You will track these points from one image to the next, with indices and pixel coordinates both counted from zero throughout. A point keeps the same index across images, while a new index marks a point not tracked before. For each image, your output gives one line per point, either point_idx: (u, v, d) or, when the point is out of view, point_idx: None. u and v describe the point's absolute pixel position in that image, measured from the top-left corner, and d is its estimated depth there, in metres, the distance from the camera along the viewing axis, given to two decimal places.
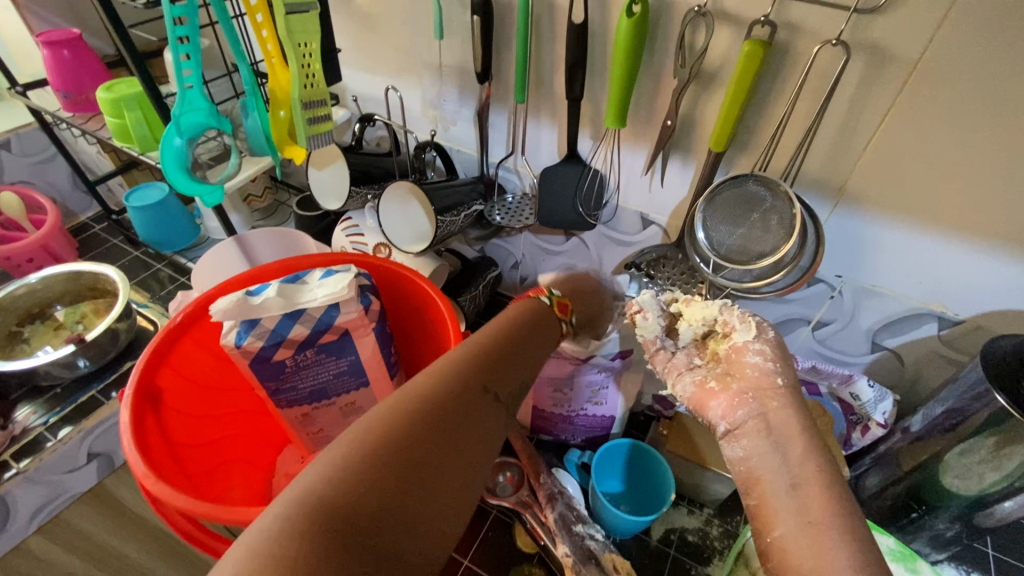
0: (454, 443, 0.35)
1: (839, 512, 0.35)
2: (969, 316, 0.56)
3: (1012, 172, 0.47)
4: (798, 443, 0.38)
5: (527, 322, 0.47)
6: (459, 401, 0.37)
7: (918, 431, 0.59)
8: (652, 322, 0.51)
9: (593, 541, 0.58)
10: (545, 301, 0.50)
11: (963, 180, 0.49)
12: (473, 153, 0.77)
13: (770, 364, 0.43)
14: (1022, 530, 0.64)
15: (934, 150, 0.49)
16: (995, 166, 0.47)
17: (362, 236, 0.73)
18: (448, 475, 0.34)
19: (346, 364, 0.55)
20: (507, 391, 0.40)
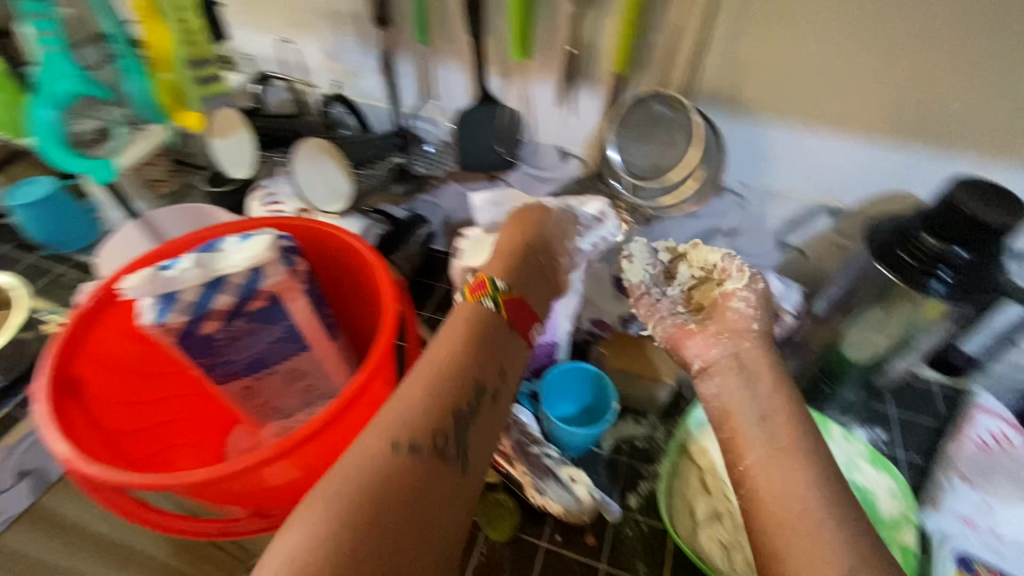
0: (396, 508, 0.36)
1: (801, 435, 0.44)
2: (856, 206, 0.63)
3: (872, 60, 0.52)
4: (767, 377, 0.48)
5: (452, 336, 0.45)
6: (371, 472, 0.36)
7: (822, 312, 0.66)
8: (640, 268, 0.60)
9: (550, 458, 0.61)
10: (487, 305, 0.48)
11: (834, 74, 0.54)
12: (383, 104, 0.74)
13: (751, 310, 0.52)
14: (912, 390, 0.74)
15: (809, 48, 0.53)
16: (857, 57, 0.53)
17: (280, 204, 0.70)
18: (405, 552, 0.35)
19: (281, 330, 0.55)
20: (446, 423, 0.40)
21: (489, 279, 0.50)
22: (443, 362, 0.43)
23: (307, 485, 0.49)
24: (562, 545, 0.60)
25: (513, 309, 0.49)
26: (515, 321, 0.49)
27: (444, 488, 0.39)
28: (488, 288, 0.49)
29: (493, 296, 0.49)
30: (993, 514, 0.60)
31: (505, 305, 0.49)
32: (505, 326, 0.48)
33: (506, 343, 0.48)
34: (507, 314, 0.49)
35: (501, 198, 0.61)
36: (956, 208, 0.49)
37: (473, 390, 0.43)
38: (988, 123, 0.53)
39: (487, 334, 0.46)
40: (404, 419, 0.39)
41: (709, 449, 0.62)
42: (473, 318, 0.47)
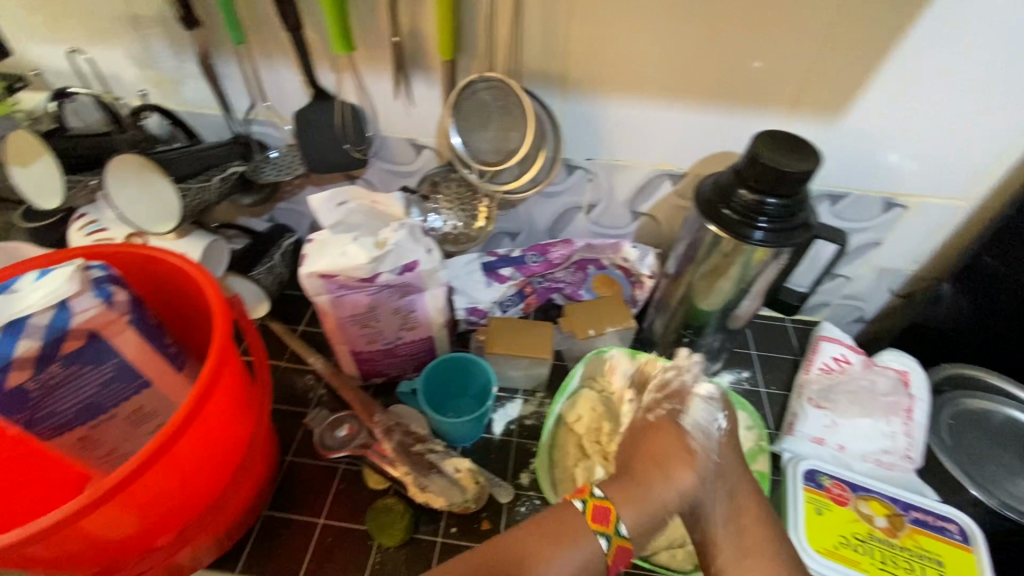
0: None
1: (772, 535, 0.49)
2: (690, 167, 0.68)
3: (669, 28, 0.57)
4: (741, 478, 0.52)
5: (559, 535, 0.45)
6: None
7: (675, 270, 0.71)
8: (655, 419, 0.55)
9: (432, 453, 0.62)
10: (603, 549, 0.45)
11: (640, 44, 0.58)
12: (219, 113, 0.70)
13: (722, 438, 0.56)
14: (764, 328, 0.83)
15: (615, 20, 0.56)
16: (658, 26, 0.56)
17: (107, 233, 0.64)
18: None
19: (111, 369, 0.51)
20: None
21: (614, 514, 0.47)
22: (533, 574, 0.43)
23: (157, 528, 0.46)
24: (458, 537, 0.60)
25: (620, 557, 0.46)
26: (612, 567, 0.46)
27: None
28: (609, 526, 0.46)
29: (609, 538, 0.46)
30: (837, 432, 0.67)
31: (614, 550, 0.46)
32: (602, 568, 0.45)
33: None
34: (613, 559, 0.46)
35: (344, 196, 0.58)
36: (756, 160, 0.54)
37: None
38: (776, 78, 0.59)
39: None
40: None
41: (583, 414, 0.65)
42: (580, 549, 0.45)
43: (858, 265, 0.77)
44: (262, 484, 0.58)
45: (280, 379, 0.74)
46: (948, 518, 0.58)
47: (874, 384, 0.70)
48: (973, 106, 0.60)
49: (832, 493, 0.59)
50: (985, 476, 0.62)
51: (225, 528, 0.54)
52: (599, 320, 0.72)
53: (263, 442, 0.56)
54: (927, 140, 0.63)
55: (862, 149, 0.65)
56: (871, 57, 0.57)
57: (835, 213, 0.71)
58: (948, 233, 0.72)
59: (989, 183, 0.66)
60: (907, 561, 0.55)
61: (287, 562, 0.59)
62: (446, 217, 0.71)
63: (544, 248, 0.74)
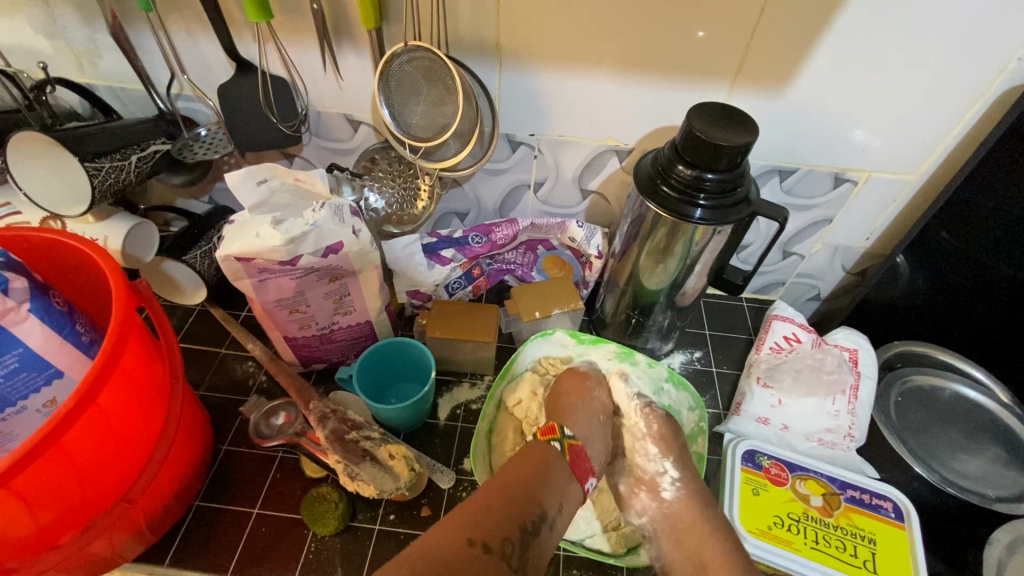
0: (477, 520, 0.42)
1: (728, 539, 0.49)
2: (636, 143, 0.66)
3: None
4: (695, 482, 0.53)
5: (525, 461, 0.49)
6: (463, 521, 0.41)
7: (621, 248, 0.69)
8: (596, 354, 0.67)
9: (367, 441, 0.60)
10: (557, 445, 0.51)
11: (574, 12, 0.55)
12: (141, 88, 0.66)
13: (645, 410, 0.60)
14: (717, 307, 0.82)
15: None
16: None
17: (21, 216, 0.62)
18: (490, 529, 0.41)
19: (13, 361, 0.47)
20: (513, 512, 0.43)
21: (558, 425, 0.53)
22: (524, 480, 0.46)
23: (53, 524, 0.44)
24: (396, 524, 0.59)
25: (575, 455, 0.52)
26: (576, 469, 0.51)
27: (497, 529, 0.42)
28: (557, 432, 0.52)
29: (560, 440, 0.51)
30: (782, 411, 0.66)
31: (569, 450, 0.51)
32: (565, 467, 0.50)
33: (568, 482, 0.49)
34: (570, 457, 0.51)
35: (259, 173, 0.53)
36: (690, 135, 0.52)
37: (538, 511, 0.45)
38: (718, 48, 0.57)
39: (556, 472, 0.49)
40: (484, 520, 0.42)
41: (523, 398, 0.64)
42: (543, 455, 0.50)
43: (810, 243, 0.76)
44: (183, 477, 0.56)
45: (219, 367, 0.71)
46: (884, 495, 0.59)
47: (821, 362, 0.68)
48: (921, 76, 0.58)
49: (770, 473, 0.59)
50: (929, 452, 0.62)
51: (139, 523, 0.52)
52: (545, 302, 0.70)
53: (178, 432, 0.54)
54: (873, 114, 0.61)
55: (810, 123, 0.63)
56: (812, 25, 0.55)
57: (784, 190, 0.69)
58: (898, 210, 0.70)
59: (938, 157, 0.64)
60: (839, 540, 0.55)
61: (217, 556, 0.57)
62: (388, 195, 0.71)
63: (487, 228, 0.73)
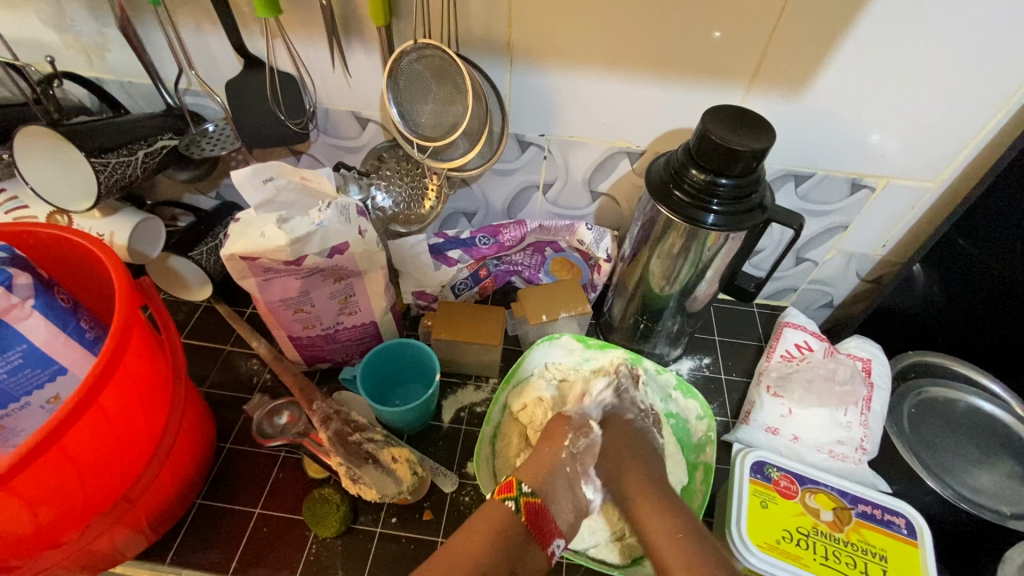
0: None
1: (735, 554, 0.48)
2: (648, 145, 0.65)
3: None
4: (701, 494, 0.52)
5: (478, 531, 0.47)
6: None
7: (630, 252, 0.68)
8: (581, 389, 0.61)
9: (370, 443, 0.60)
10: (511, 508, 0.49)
11: (587, 11, 0.54)
12: (150, 82, 0.66)
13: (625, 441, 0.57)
14: (727, 313, 0.81)
15: None
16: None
17: (27, 209, 0.62)
18: None
19: (17, 356, 0.47)
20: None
21: (516, 480, 0.51)
22: (474, 551, 0.46)
23: (54, 523, 0.44)
24: (398, 527, 0.58)
25: (534, 515, 0.49)
26: (534, 531, 0.49)
27: None
28: (513, 490, 0.50)
29: (515, 499, 0.49)
30: (793, 421, 0.65)
31: (525, 509, 0.49)
32: (520, 530, 0.48)
33: (526, 548, 0.48)
34: (526, 518, 0.49)
35: (266, 171, 0.52)
36: (706, 138, 0.50)
37: None
38: (735, 48, 0.55)
39: (512, 540, 0.47)
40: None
41: (528, 403, 0.63)
42: (500, 520, 0.48)
43: (824, 249, 0.74)
44: (185, 476, 0.56)
45: (225, 363, 0.71)
46: (896, 511, 0.57)
47: (833, 371, 0.66)
48: (945, 80, 0.56)
49: (779, 486, 0.58)
50: (940, 465, 0.61)
51: (141, 522, 0.52)
52: (553, 305, 0.69)
53: (181, 430, 0.54)
54: (893, 118, 0.59)
55: (827, 127, 0.61)
56: (833, 27, 0.53)
57: (799, 195, 0.68)
58: (917, 217, 0.69)
59: (961, 163, 0.62)
60: (849, 556, 0.54)
61: (219, 556, 0.56)
62: (395, 194, 0.70)
63: (495, 229, 0.72)
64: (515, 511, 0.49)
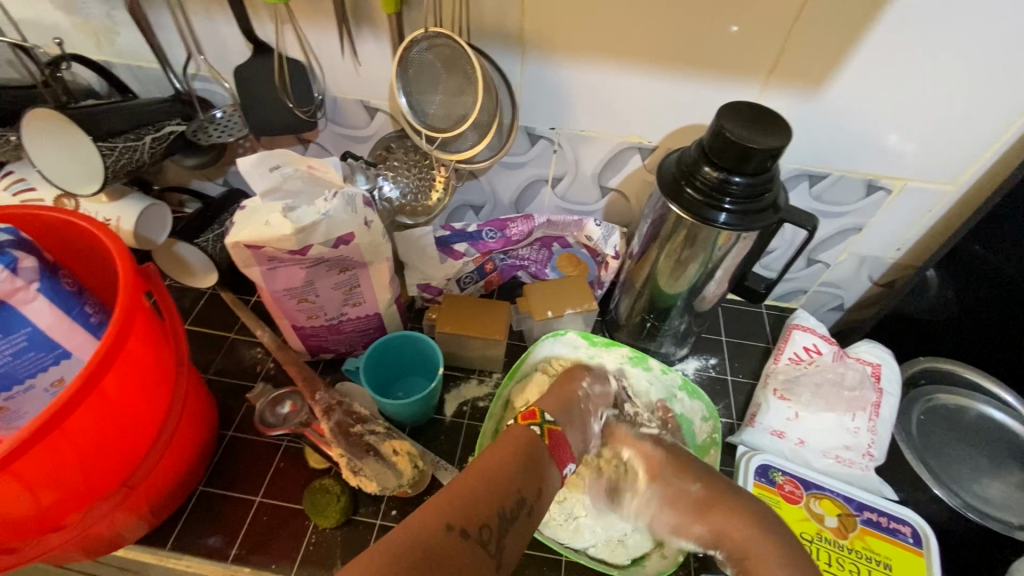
0: (461, 506, 0.41)
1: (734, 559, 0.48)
2: (660, 141, 0.64)
3: None
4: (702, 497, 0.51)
5: (508, 447, 0.46)
6: (448, 501, 0.41)
7: (639, 250, 0.67)
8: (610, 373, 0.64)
9: (371, 435, 0.60)
10: (536, 430, 0.48)
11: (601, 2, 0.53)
12: (158, 67, 0.65)
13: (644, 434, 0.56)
14: (735, 314, 0.80)
15: None
16: None
17: (34, 192, 0.62)
18: (472, 512, 0.41)
19: (21, 339, 0.47)
20: (495, 501, 0.42)
21: (538, 409, 0.50)
22: (508, 467, 0.44)
23: (55, 506, 0.44)
24: (398, 520, 0.58)
25: (554, 441, 0.49)
26: (553, 453, 0.48)
27: (473, 514, 0.41)
28: (536, 416, 0.49)
29: (539, 424, 0.49)
30: (798, 425, 0.64)
31: (548, 434, 0.48)
32: (544, 452, 0.47)
33: (547, 467, 0.47)
34: (549, 441, 0.48)
35: (273, 159, 0.52)
36: (719, 134, 0.49)
37: (517, 495, 0.43)
38: (752, 43, 0.54)
39: (535, 458, 0.46)
40: (462, 505, 0.41)
41: (530, 399, 0.63)
42: (524, 442, 0.47)
43: (837, 251, 0.73)
44: (186, 463, 0.56)
45: (229, 351, 0.71)
46: (903, 520, 0.57)
47: (842, 376, 0.65)
48: (970, 78, 0.54)
49: (783, 490, 0.58)
50: (950, 474, 0.60)
51: (142, 507, 0.52)
52: (559, 301, 0.68)
53: (183, 417, 0.54)
54: (912, 119, 0.58)
55: (846, 126, 0.59)
56: (854, 24, 0.52)
57: (813, 196, 0.67)
58: (933, 221, 0.67)
59: (980, 168, 0.61)
60: (853, 563, 0.54)
61: (220, 544, 0.56)
62: (403, 185, 0.69)
63: (502, 223, 0.71)
64: (539, 433, 0.48)
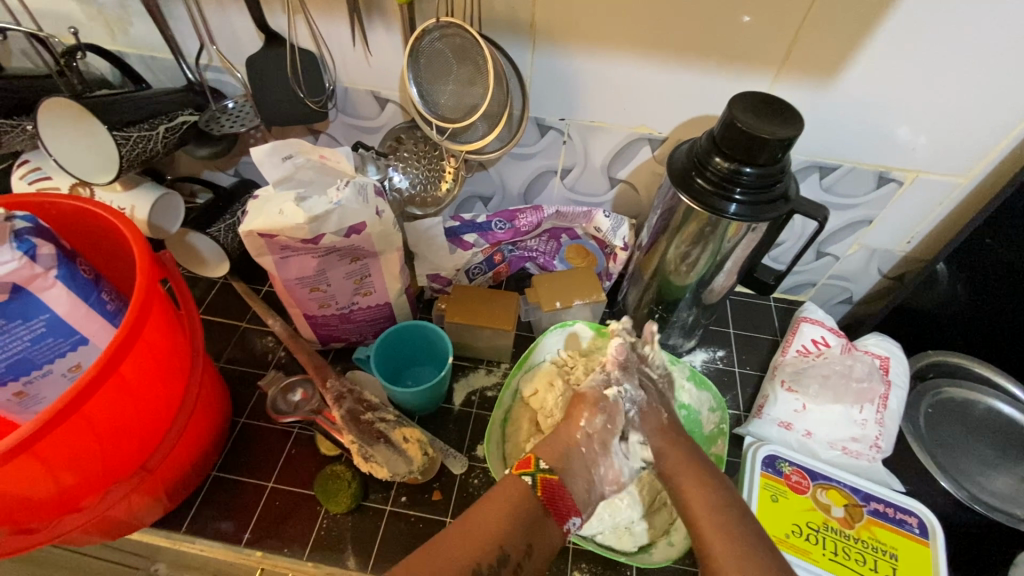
0: (435, 562, 0.43)
1: None
2: (670, 132, 0.64)
3: None
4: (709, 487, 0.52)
5: (498, 503, 0.47)
6: (422, 560, 0.43)
7: (648, 241, 0.67)
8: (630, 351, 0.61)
9: (382, 422, 0.60)
10: (529, 483, 0.48)
11: None
12: (171, 57, 0.66)
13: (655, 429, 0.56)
14: (743, 306, 0.80)
15: None
16: None
17: (50, 181, 0.63)
18: (446, 569, 0.42)
19: (40, 325, 0.48)
20: (472, 561, 0.43)
21: (534, 457, 0.50)
22: (492, 523, 0.45)
23: (74, 488, 0.45)
24: (407, 506, 0.59)
25: (550, 491, 0.48)
26: (550, 505, 0.48)
27: (446, 573, 0.42)
28: (531, 465, 0.49)
29: (533, 474, 0.49)
30: (806, 416, 0.64)
31: (542, 484, 0.48)
32: (537, 505, 0.47)
33: (540, 522, 0.47)
34: (543, 493, 0.48)
35: (285, 149, 0.52)
36: (731, 125, 0.49)
37: (497, 554, 0.44)
38: (765, 33, 0.54)
39: (530, 518, 0.46)
40: (436, 564, 0.43)
41: (539, 389, 0.63)
42: (515, 494, 0.47)
43: (847, 244, 0.73)
44: (200, 449, 0.57)
45: (240, 340, 0.72)
46: (909, 510, 0.57)
47: (850, 368, 0.65)
48: (985, 68, 0.53)
49: (790, 480, 0.58)
50: (958, 467, 0.61)
51: (158, 491, 0.53)
52: (566, 292, 0.68)
53: (198, 402, 0.55)
54: (924, 110, 0.57)
55: (858, 116, 0.59)
56: (869, 13, 0.51)
57: (824, 187, 0.66)
58: (945, 213, 0.67)
59: (994, 159, 0.60)
60: (859, 553, 0.54)
61: (232, 528, 0.57)
62: (412, 175, 0.70)
63: (511, 214, 0.71)
64: (533, 487, 0.48)
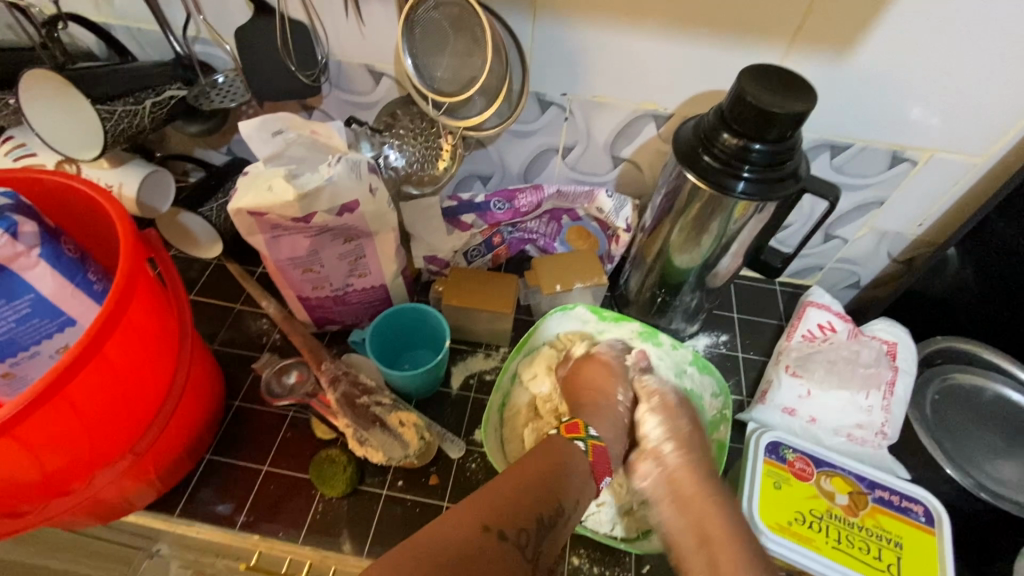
0: (500, 507, 0.41)
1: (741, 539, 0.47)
2: (675, 108, 0.61)
3: None
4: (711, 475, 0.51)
5: (552, 458, 0.46)
6: (488, 504, 0.41)
7: (651, 224, 0.65)
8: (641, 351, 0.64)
9: (378, 406, 0.59)
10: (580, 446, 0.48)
11: None
12: (158, 29, 0.63)
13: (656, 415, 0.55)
14: (747, 290, 0.78)
15: None
16: None
17: (35, 157, 0.61)
18: (512, 516, 0.41)
19: (25, 305, 0.46)
20: (535, 511, 0.42)
21: (583, 423, 0.50)
22: (548, 476, 0.44)
23: (60, 472, 0.44)
24: (404, 490, 0.58)
25: (598, 456, 0.49)
26: (595, 471, 0.48)
27: (513, 519, 0.41)
28: (581, 431, 0.50)
29: (584, 439, 0.49)
30: (811, 402, 0.63)
31: (592, 450, 0.49)
32: (585, 467, 0.47)
33: (585, 481, 0.47)
34: (592, 457, 0.48)
35: (276, 124, 0.50)
36: (740, 99, 0.47)
37: (553, 508, 0.43)
38: (777, 3, 0.51)
39: (576, 474, 0.46)
40: (505, 507, 0.41)
41: (538, 373, 0.63)
42: (566, 453, 0.47)
43: (856, 227, 0.70)
44: (192, 432, 0.56)
45: (235, 322, 0.71)
46: (915, 499, 0.56)
47: (857, 354, 0.64)
48: (1010, 41, 0.51)
49: (793, 467, 0.57)
50: (964, 455, 0.59)
51: (149, 475, 0.52)
52: (567, 274, 0.67)
53: (188, 385, 0.54)
54: (944, 86, 0.55)
55: (873, 93, 0.56)
56: None
57: (834, 167, 0.64)
58: (958, 195, 0.64)
59: (1012, 140, 0.58)
60: (862, 541, 0.53)
61: (226, 511, 0.57)
62: (408, 154, 0.66)
63: (510, 194, 0.69)
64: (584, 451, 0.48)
